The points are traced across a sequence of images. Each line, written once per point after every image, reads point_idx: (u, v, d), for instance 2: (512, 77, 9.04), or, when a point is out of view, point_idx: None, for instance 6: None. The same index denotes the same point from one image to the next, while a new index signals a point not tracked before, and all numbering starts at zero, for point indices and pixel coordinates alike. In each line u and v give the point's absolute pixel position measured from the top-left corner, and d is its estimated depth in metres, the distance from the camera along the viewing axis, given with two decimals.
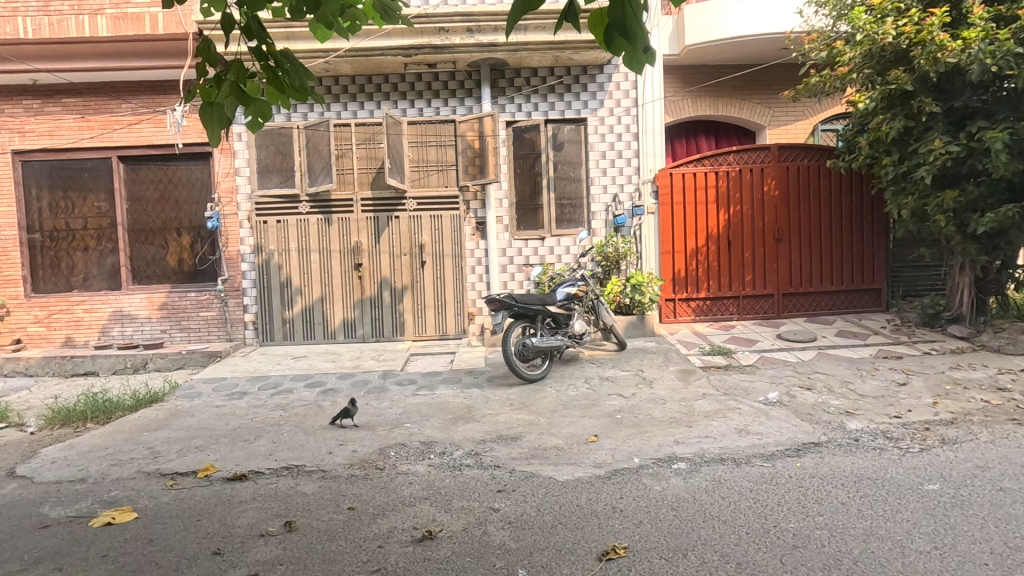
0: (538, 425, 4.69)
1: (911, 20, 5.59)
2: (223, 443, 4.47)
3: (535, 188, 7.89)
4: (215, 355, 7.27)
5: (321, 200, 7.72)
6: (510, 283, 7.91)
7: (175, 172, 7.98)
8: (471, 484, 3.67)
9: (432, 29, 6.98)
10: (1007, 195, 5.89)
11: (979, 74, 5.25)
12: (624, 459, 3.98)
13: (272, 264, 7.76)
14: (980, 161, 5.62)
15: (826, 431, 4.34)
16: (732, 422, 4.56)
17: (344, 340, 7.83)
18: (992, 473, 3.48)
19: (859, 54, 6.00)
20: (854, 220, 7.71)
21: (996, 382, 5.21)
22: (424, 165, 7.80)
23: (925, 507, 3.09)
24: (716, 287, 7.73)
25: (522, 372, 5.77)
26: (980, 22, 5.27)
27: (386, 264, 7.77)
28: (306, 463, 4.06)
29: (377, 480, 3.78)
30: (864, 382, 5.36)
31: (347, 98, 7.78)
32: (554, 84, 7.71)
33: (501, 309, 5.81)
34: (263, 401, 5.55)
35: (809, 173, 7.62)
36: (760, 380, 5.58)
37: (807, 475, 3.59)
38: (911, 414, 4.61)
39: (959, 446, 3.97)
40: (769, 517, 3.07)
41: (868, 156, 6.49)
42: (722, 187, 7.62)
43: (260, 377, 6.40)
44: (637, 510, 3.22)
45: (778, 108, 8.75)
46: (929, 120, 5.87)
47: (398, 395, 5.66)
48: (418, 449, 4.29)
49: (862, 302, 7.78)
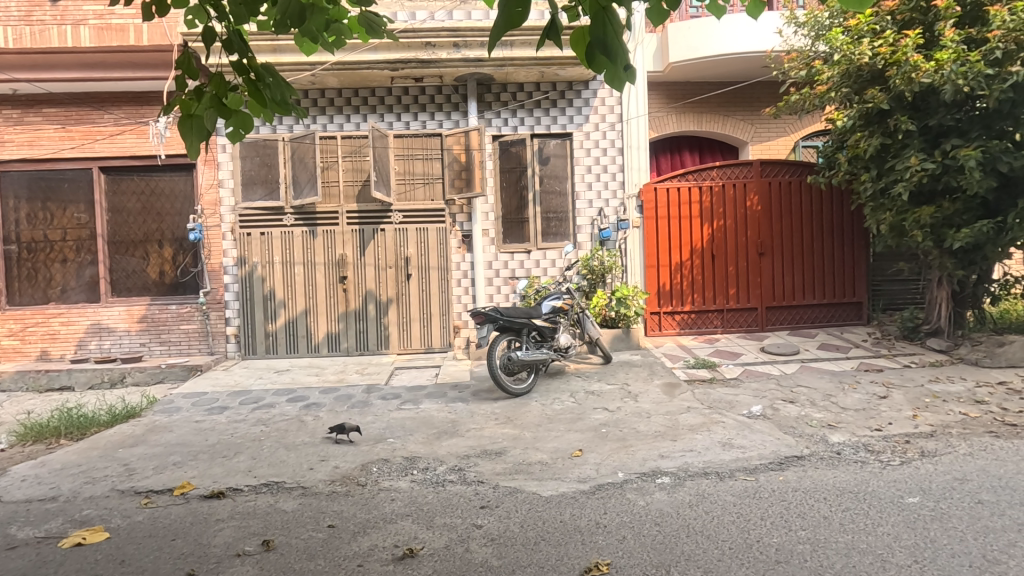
0: (523, 440, 4.66)
1: (887, 41, 5.76)
2: (201, 459, 4.37)
3: (521, 201, 7.93)
4: (196, 369, 7.15)
5: (306, 212, 7.68)
6: (496, 296, 7.91)
7: (158, 184, 7.90)
8: (454, 500, 3.62)
9: (419, 44, 7.03)
10: (982, 211, 6.01)
11: (952, 94, 5.40)
12: (608, 473, 3.96)
13: (255, 277, 7.68)
14: (955, 178, 5.75)
15: (809, 444, 4.37)
16: (716, 435, 4.58)
17: (328, 353, 7.75)
18: (970, 486, 3.52)
19: (837, 73, 6.17)
20: (835, 234, 7.83)
21: (974, 395, 5.28)
22: (410, 178, 7.80)
23: (905, 520, 3.11)
24: (701, 301, 7.79)
25: (507, 386, 5.75)
26: (952, 44, 5.42)
27: (371, 277, 7.72)
28: (286, 479, 3.99)
29: (359, 496, 3.72)
30: (846, 395, 5.40)
31: (333, 111, 7.78)
32: (540, 99, 7.79)
33: (486, 322, 5.80)
34: (244, 416, 5.46)
35: (790, 189, 7.75)
36: (744, 393, 5.61)
37: (790, 489, 3.60)
38: (892, 427, 4.66)
39: (938, 459, 4.01)
40: (752, 532, 3.06)
41: (848, 172, 6.61)
42: (706, 202, 7.71)
43: (241, 391, 6.29)
44: (621, 526, 3.20)
45: (760, 124, 8.90)
46: (905, 137, 6.01)
47: (382, 409, 5.59)
48: (402, 465, 4.24)
49: (844, 315, 7.87)
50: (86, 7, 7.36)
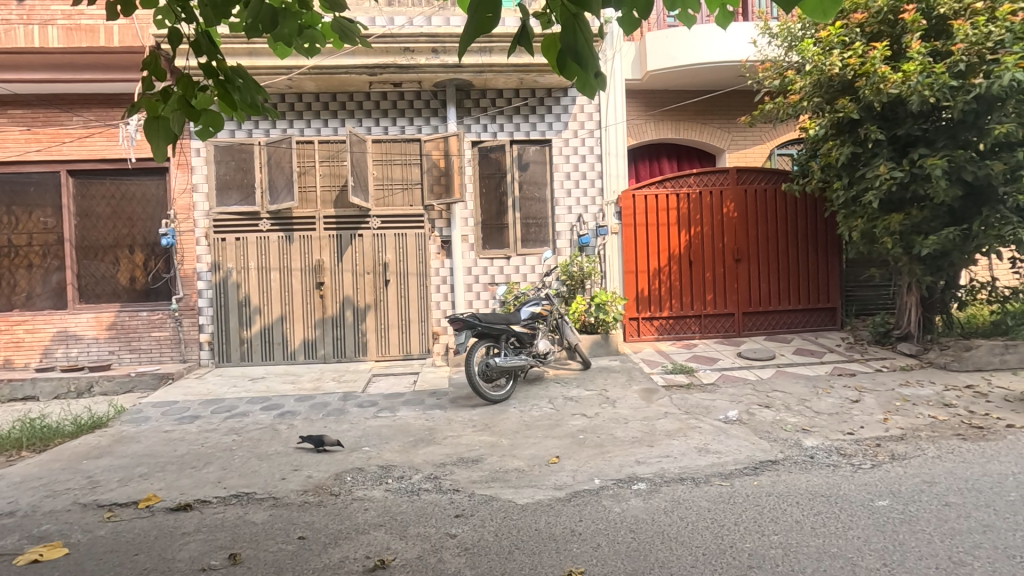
0: (500, 447, 4.63)
1: (856, 53, 5.88)
2: (168, 471, 4.26)
3: (501, 207, 7.92)
4: (166, 377, 6.98)
5: (282, 217, 7.58)
6: (475, 302, 7.88)
7: (129, 188, 7.73)
8: (429, 509, 3.58)
9: (397, 49, 7.00)
10: (949, 219, 6.16)
11: (919, 104, 5.54)
12: (585, 480, 3.95)
13: (229, 282, 7.55)
14: (922, 186, 5.89)
15: (783, 449, 4.41)
16: (692, 441, 4.60)
17: (304, 360, 7.64)
18: (938, 488, 3.58)
19: (809, 83, 6.31)
20: (809, 241, 7.96)
21: (942, 398, 5.40)
22: (389, 184, 7.76)
23: (875, 523, 3.15)
24: (679, 306, 7.85)
25: (485, 393, 5.71)
26: (918, 56, 5.55)
27: (348, 283, 7.64)
28: (257, 490, 3.90)
29: (331, 507, 3.65)
30: (819, 400, 5.48)
31: (311, 115, 7.70)
32: (520, 105, 7.81)
33: (464, 329, 5.76)
34: (215, 425, 5.33)
35: (766, 197, 7.87)
36: (721, 398, 5.65)
37: (764, 494, 3.63)
38: (863, 430, 4.73)
39: (907, 462, 4.08)
40: (726, 537, 3.07)
41: (821, 180, 6.74)
42: (684, 209, 7.79)
43: (214, 400, 6.15)
44: (596, 533, 3.19)
45: (736, 133, 9.05)
46: (875, 146, 6.16)
47: (358, 417, 5.52)
48: (376, 473, 4.18)
49: (819, 321, 7.98)
50: (54, 7, 7.13)
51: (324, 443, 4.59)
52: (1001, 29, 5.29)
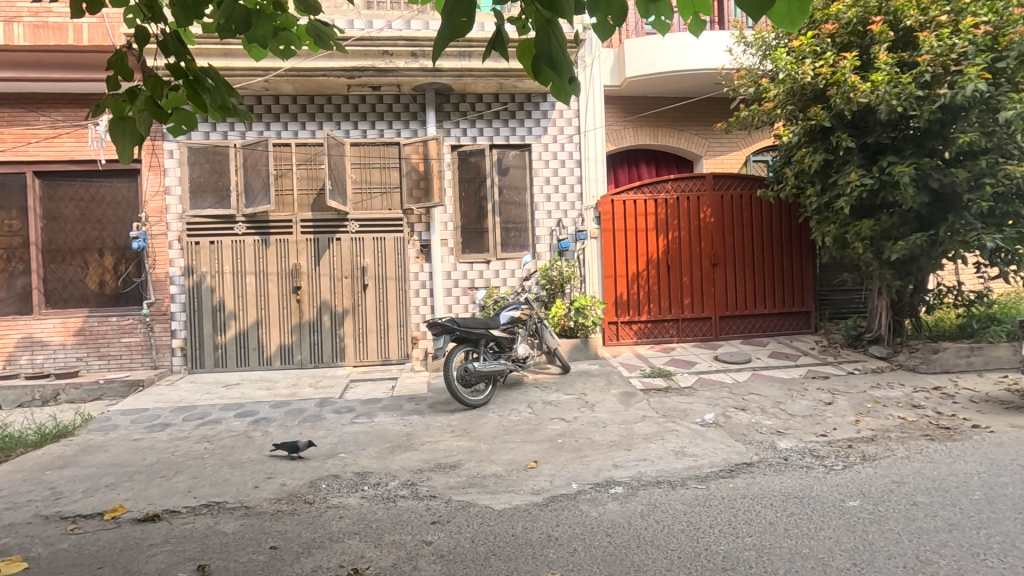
0: (479, 452, 4.60)
1: (827, 62, 6.02)
2: (136, 480, 4.14)
3: (480, 212, 7.91)
4: (137, 385, 6.80)
5: (258, 220, 7.46)
6: (455, 307, 7.84)
7: (98, 190, 7.54)
8: (405, 516, 3.54)
9: (376, 52, 6.98)
10: (917, 225, 6.32)
11: (887, 113, 5.68)
12: (562, 485, 3.95)
13: (203, 287, 7.41)
14: (891, 193, 6.05)
15: (758, 451, 4.47)
16: (669, 444, 4.64)
17: (281, 366, 7.53)
18: (907, 488, 3.66)
19: (783, 91, 6.45)
20: (784, 246, 8.10)
21: (911, 400, 5.53)
22: (367, 187, 7.70)
23: (846, 523, 3.20)
24: (657, 311, 7.92)
25: (463, 398, 5.67)
26: (885, 67, 5.69)
27: (326, 287, 7.55)
28: (228, 499, 3.82)
29: (305, 515, 3.59)
30: (793, 402, 5.56)
31: (288, 118, 7.60)
32: (499, 110, 7.83)
33: (442, 334, 5.72)
34: (187, 433, 5.21)
35: (741, 202, 7.98)
36: (698, 401, 5.70)
37: (739, 496, 3.67)
38: (836, 432, 4.82)
39: (877, 462, 4.17)
40: (701, 540, 3.09)
41: (795, 186, 6.88)
42: (661, 214, 7.87)
43: (186, 407, 6.01)
44: (573, 538, 3.18)
45: (713, 139, 9.19)
46: (846, 154, 6.31)
47: (335, 423, 5.44)
48: (352, 480, 4.12)
49: (793, 324, 8.12)
50: (20, 3, 6.94)
51: (298, 448, 4.46)
52: (965, 42, 5.45)
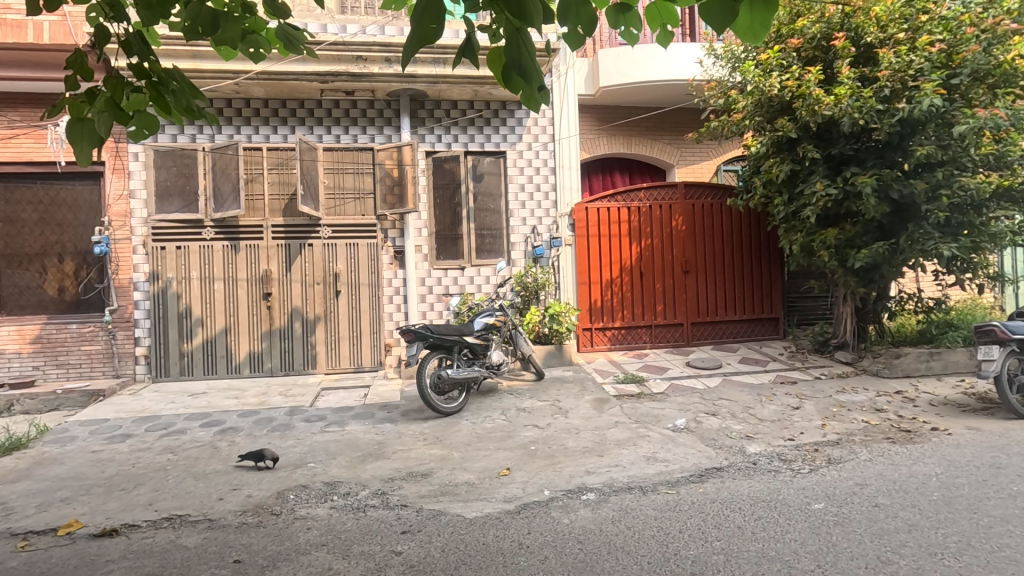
0: (451, 460, 4.57)
1: (793, 76, 6.18)
2: (94, 494, 3.99)
3: (455, 218, 7.90)
4: (97, 395, 6.57)
5: (226, 225, 7.31)
6: (429, 313, 7.80)
7: (58, 193, 7.30)
8: (374, 526, 3.48)
9: (349, 57, 6.91)
10: (879, 234, 6.54)
11: (850, 126, 5.87)
12: (535, 492, 3.94)
13: (169, 293, 7.22)
14: (854, 203, 6.25)
15: (727, 456, 4.54)
16: (641, 450, 4.67)
17: (250, 374, 7.37)
18: (869, 490, 3.76)
19: (751, 103, 6.60)
20: (754, 253, 8.27)
21: (875, 404, 5.69)
22: (340, 193, 7.62)
23: (811, 526, 3.27)
24: (631, 317, 7.99)
25: (436, 405, 5.63)
26: (848, 81, 5.87)
27: (297, 294, 7.43)
28: (191, 512, 3.71)
29: (272, 527, 3.50)
30: (762, 407, 5.67)
31: (258, 121, 7.48)
32: (474, 117, 7.85)
33: (416, 340, 5.68)
34: (149, 444, 5.05)
35: (712, 211, 8.14)
36: (670, 407, 5.76)
37: (708, 501, 3.71)
38: (803, 436, 4.92)
39: (842, 465, 4.27)
40: (670, 545, 3.12)
41: (763, 196, 7.05)
42: (634, 222, 7.97)
43: (149, 417, 5.82)
44: (544, 546, 3.17)
45: (685, 148, 9.35)
46: (812, 164, 6.50)
47: (305, 432, 5.34)
48: (321, 491, 4.04)
49: (763, 330, 8.29)
50: None
51: (264, 458, 4.36)
52: (921, 59, 5.67)
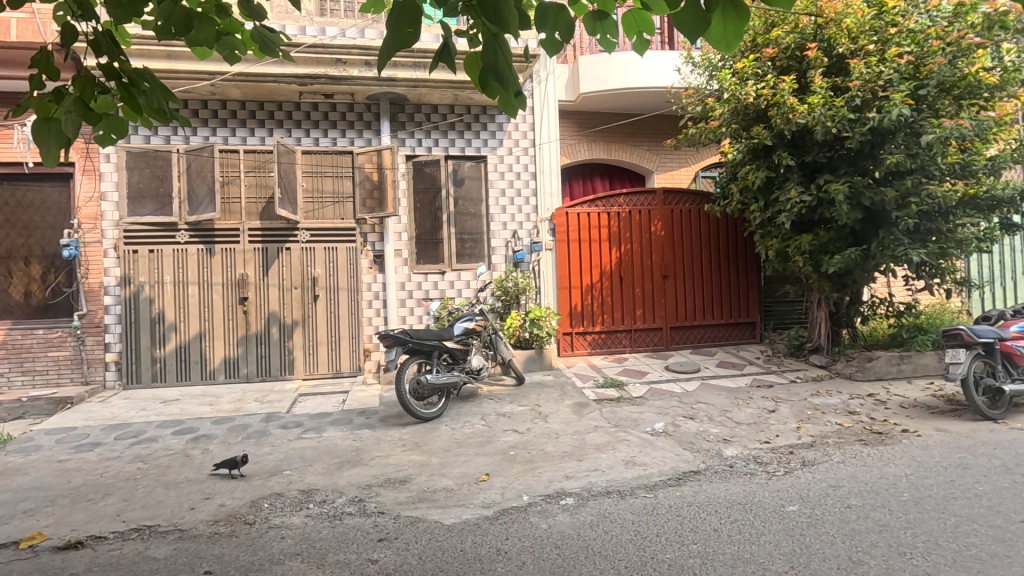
0: (430, 466, 4.53)
1: (768, 84, 6.30)
2: (59, 505, 3.87)
3: (435, 222, 7.86)
4: (65, 402, 6.41)
5: (201, 228, 7.18)
6: (409, 318, 7.74)
7: (26, 195, 7.10)
8: (351, 534, 3.43)
9: (329, 60, 6.86)
10: (852, 240, 6.69)
11: (823, 134, 5.99)
12: (513, 497, 3.93)
13: (141, 297, 7.06)
14: (827, 210, 6.39)
15: (705, 459, 4.58)
16: (620, 454, 4.69)
17: (225, 380, 7.23)
18: (842, 491, 3.83)
19: (728, 110, 6.71)
20: (731, 258, 8.39)
21: (848, 406, 5.80)
22: (319, 197, 7.54)
23: (785, 528, 3.32)
24: (611, 322, 8.04)
25: (415, 411, 5.59)
26: (821, 90, 6.00)
27: (274, 298, 7.32)
28: (161, 522, 3.61)
29: (245, 537, 3.43)
30: (739, 411, 5.74)
31: (236, 123, 7.38)
32: (454, 121, 7.86)
33: (395, 346, 5.63)
34: (118, 453, 4.91)
35: (690, 216, 8.24)
36: (649, 411, 5.81)
37: (685, 504, 3.74)
38: (778, 439, 4.99)
39: (816, 468, 4.34)
40: (647, 549, 3.14)
41: (740, 202, 7.17)
42: (614, 227, 8.02)
43: (119, 425, 5.67)
44: (522, 551, 3.16)
45: (663, 155, 9.47)
46: (787, 171, 6.63)
47: (281, 439, 5.25)
48: (296, 499, 3.97)
49: (740, 334, 8.40)
50: None
51: (237, 466, 4.27)
52: (890, 70, 5.82)
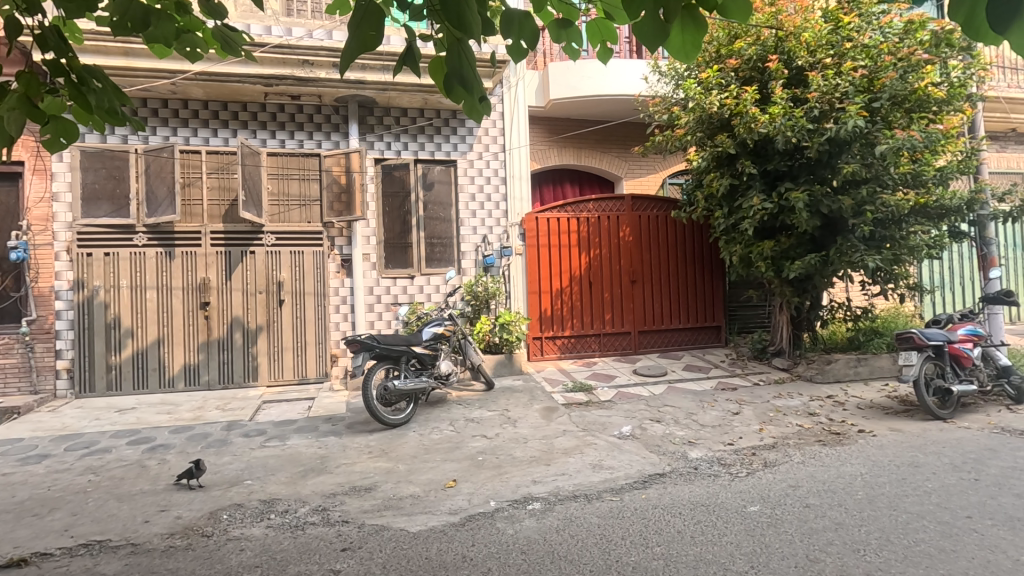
0: (396, 473, 4.48)
1: (731, 94, 6.47)
2: (2, 521, 3.68)
3: (405, 226, 7.80)
4: (10, 412, 6.12)
5: (161, 230, 6.95)
6: (377, 323, 7.65)
7: None
8: (313, 545, 3.36)
9: (296, 61, 6.76)
10: (812, 246, 6.91)
11: (783, 143, 6.17)
12: (480, 503, 3.90)
13: (95, 302, 6.80)
14: (788, 217, 6.59)
15: (670, 461, 4.64)
16: (587, 457, 4.72)
17: (185, 388, 7.01)
18: (801, 491, 3.93)
19: (693, 119, 6.85)
20: (697, 263, 8.55)
21: (808, 408, 5.96)
22: (284, 200, 7.40)
23: (746, 528, 3.38)
24: (581, 326, 8.09)
25: (382, 417, 5.51)
26: (781, 101, 6.18)
27: (237, 303, 7.15)
28: (112, 537, 3.47)
29: (202, 550, 3.32)
30: (704, 413, 5.84)
31: (198, 124, 7.20)
32: (424, 125, 7.82)
33: (361, 351, 5.55)
34: (68, 465, 4.71)
35: (658, 222, 8.38)
36: (616, 415, 5.86)
37: (650, 506, 3.78)
38: (742, 441, 5.10)
39: (776, 468, 4.45)
40: (612, 552, 3.15)
41: (705, 209, 7.34)
42: (583, 232, 8.08)
43: (70, 436, 5.43)
44: (487, 558, 3.14)
45: (632, 161, 9.62)
46: (749, 179, 6.81)
47: (242, 448, 5.11)
48: (257, 509, 3.87)
49: (706, 338, 8.56)
50: None
51: (195, 476, 4.14)
52: (846, 82, 6.04)
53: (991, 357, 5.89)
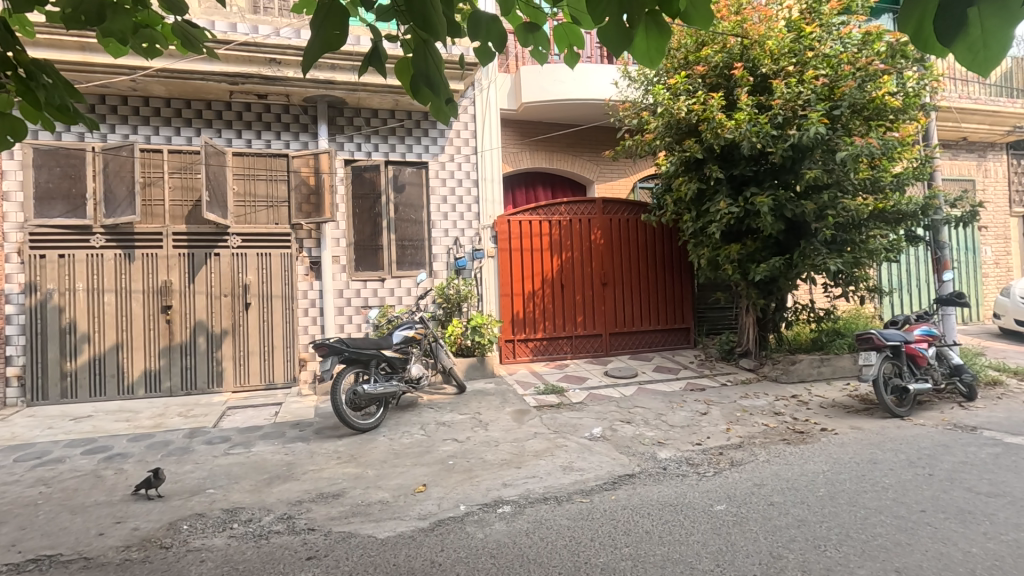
0: (365, 478, 4.41)
1: (699, 101, 6.61)
2: None
3: (375, 228, 7.72)
4: None
5: (120, 232, 6.72)
6: (347, 326, 7.53)
7: None
8: (277, 554, 3.28)
9: (262, 59, 6.62)
10: (776, 250, 7.09)
11: (749, 149, 6.30)
12: (449, 507, 3.87)
13: (50, 306, 6.53)
14: (754, 221, 6.74)
15: (640, 462, 4.69)
16: (557, 460, 4.73)
17: (145, 395, 6.77)
18: (765, 489, 4.01)
19: (662, 124, 6.96)
20: (667, 266, 8.68)
21: (773, 408, 6.10)
22: (251, 201, 7.25)
23: (712, 527, 3.44)
24: (553, 328, 8.12)
25: (352, 422, 5.42)
26: (746, 107, 6.33)
27: (201, 306, 6.95)
28: (63, 551, 3.33)
29: (160, 562, 3.21)
30: (673, 414, 5.93)
31: (159, 121, 6.98)
32: (395, 126, 7.75)
33: (330, 355, 5.46)
34: (17, 476, 4.50)
35: (628, 225, 8.47)
36: (587, 416, 5.89)
37: (619, 508, 3.81)
38: (709, 440, 5.19)
39: (742, 467, 4.53)
40: (581, 554, 3.16)
41: (674, 212, 7.46)
42: (555, 235, 8.13)
43: (20, 446, 5.19)
44: (456, 562, 3.12)
45: (603, 165, 9.73)
46: (716, 184, 6.94)
47: (205, 456, 4.97)
48: (219, 519, 3.75)
49: (675, 340, 8.69)
50: None
51: (153, 486, 4.00)
52: (808, 90, 6.22)
53: (945, 356, 6.12)
